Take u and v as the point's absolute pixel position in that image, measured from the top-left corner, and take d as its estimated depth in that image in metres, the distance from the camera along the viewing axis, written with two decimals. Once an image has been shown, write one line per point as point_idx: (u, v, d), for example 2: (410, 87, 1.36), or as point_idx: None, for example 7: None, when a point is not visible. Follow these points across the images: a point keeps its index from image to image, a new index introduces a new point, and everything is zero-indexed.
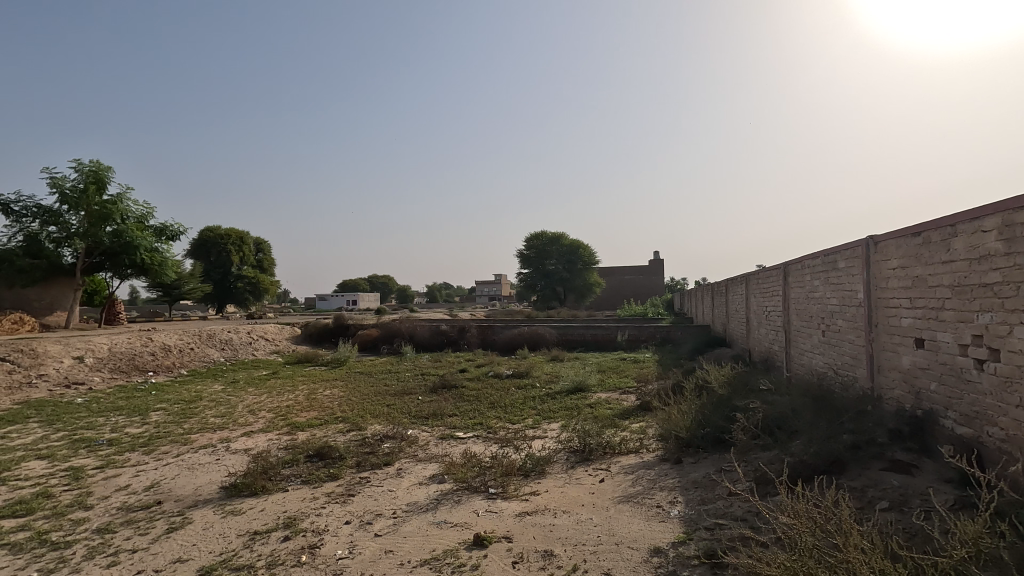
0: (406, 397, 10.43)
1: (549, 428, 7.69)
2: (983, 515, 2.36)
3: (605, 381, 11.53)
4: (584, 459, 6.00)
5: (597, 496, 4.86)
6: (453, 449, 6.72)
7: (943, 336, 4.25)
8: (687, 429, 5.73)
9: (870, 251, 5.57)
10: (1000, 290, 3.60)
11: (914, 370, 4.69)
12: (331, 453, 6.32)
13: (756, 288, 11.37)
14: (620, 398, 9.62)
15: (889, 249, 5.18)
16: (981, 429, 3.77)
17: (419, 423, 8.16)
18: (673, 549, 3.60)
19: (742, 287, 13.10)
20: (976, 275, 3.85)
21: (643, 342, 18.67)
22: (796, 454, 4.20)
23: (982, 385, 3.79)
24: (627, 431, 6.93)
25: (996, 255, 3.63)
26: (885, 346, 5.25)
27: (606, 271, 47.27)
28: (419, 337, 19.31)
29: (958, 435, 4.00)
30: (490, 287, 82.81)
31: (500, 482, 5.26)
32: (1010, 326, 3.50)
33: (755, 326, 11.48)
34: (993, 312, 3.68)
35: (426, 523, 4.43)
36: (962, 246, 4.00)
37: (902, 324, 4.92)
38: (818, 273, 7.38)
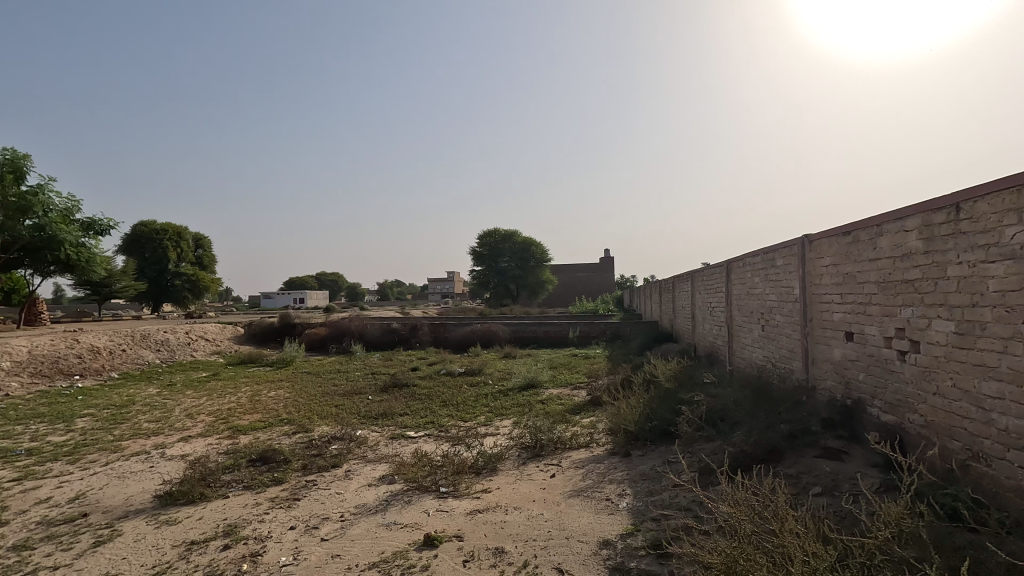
0: (355, 397, 10.18)
1: (501, 425, 7.71)
2: (903, 496, 2.49)
3: (556, 377, 11.66)
4: (535, 455, 6.06)
5: (548, 491, 4.92)
6: (404, 449, 6.63)
7: (870, 330, 4.51)
8: (635, 423, 5.89)
9: (806, 249, 5.83)
10: (920, 286, 3.83)
11: (844, 362, 4.97)
12: (275, 457, 6.11)
13: (701, 285, 11.72)
14: (571, 394, 9.75)
15: (822, 248, 5.45)
16: (902, 416, 4.03)
17: (369, 424, 7.99)
18: (621, 540, 3.67)
19: (688, 284, 13.46)
20: (900, 272, 4.09)
21: (594, 338, 19.01)
22: (737, 445, 4.41)
23: (904, 375, 4.04)
24: (578, 426, 7.03)
25: (917, 253, 3.86)
26: (818, 340, 5.53)
27: (559, 269, 47.78)
28: (369, 336, 18.89)
29: (883, 422, 4.27)
30: (443, 283, 82.06)
31: (451, 480, 5.23)
32: (929, 320, 3.73)
33: (700, 322, 11.85)
34: (914, 306, 3.92)
35: (375, 525, 4.34)
36: (888, 246, 4.25)
37: (834, 318, 5.19)
38: (757, 270, 7.69)
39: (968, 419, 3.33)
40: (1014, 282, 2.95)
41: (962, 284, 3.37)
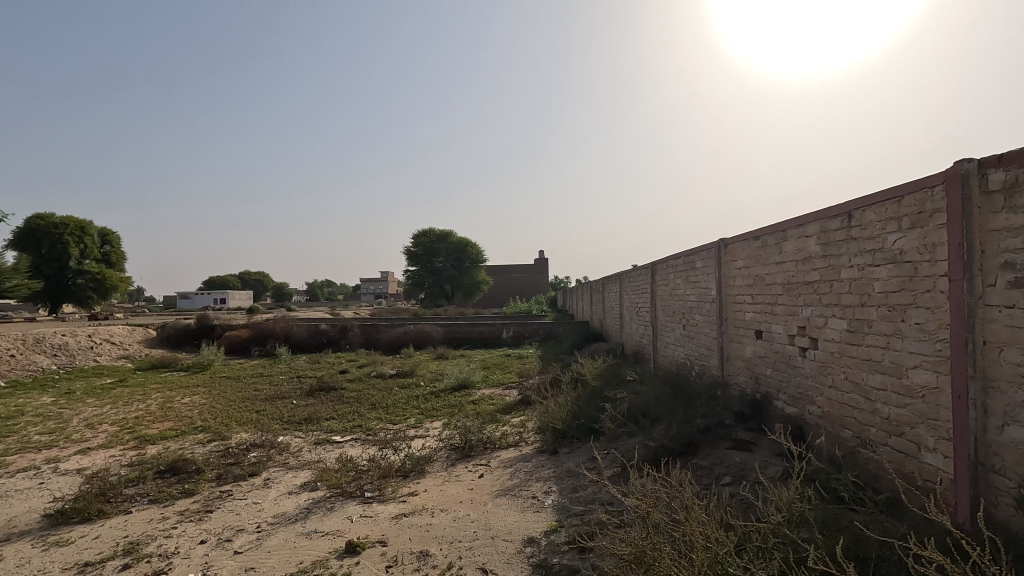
0: (278, 402, 9.73)
1: (431, 426, 7.62)
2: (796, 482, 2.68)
3: (489, 377, 11.68)
4: (464, 456, 6.04)
5: (476, 492, 4.91)
6: (329, 454, 6.41)
7: (776, 328, 4.83)
8: (563, 421, 6.00)
9: (722, 252, 6.17)
10: (819, 287, 4.14)
11: (755, 359, 5.29)
12: (186, 467, 5.73)
13: (629, 286, 12.12)
14: (503, 394, 9.80)
15: (736, 251, 5.78)
16: (804, 408, 4.35)
17: (292, 429, 7.67)
18: (545, 537, 3.73)
19: (617, 285, 13.87)
20: (801, 274, 4.41)
21: (527, 339, 19.20)
22: (656, 439, 4.61)
23: (805, 370, 4.36)
24: (508, 426, 7.07)
25: (816, 257, 4.17)
26: (732, 338, 5.86)
27: (494, 270, 47.90)
28: (296, 338, 18.11)
29: (787, 414, 4.59)
30: (376, 284, 80.18)
31: (377, 484, 5.11)
32: (826, 319, 4.04)
33: (627, 322, 12.24)
34: (813, 306, 4.23)
35: (294, 534, 4.16)
36: (791, 250, 4.56)
37: (745, 317, 5.52)
38: (679, 272, 8.06)
39: (857, 409, 3.64)
40: (895, 284, 3.25)
41: (853, 285, 3.67)
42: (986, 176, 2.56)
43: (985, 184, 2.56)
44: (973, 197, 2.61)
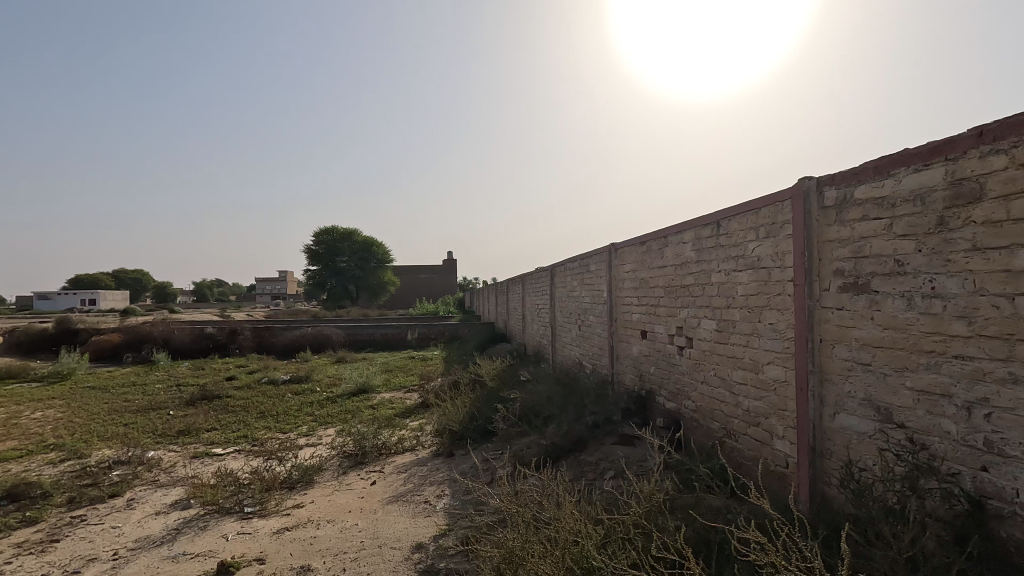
0: (151, 413, 8.84)
1: (324, 434, 7.29)
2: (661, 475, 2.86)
3: (390, 381, 11.39)
4: (357, 463, 5.83)
5: (366, 500, 4.76)
6: (207, 468, 5.92)
7: (658, 329, 5.13)
8: (459, 423, 5.98)
9: (612, 257, 6.47)
10: (693, 290, 4.46)
11: (640, 357, 5.59)
12: (28, 493, 5.03)
13: (530, 288, 12.36)
14: (403, 398, 9.60)
15: (625, 255, 6.08)
16: (680, 403, 4.67)
17: (165, 443, 7.00)
18: (433, 542, 3.68)
19: (520, 287, 14.10)
20: (679, 278, 4.72)
21: (432, 340, 19.00)
22: (547, 438, 4.72)
23: (681, 367, 4.67)
24: (405, 430, 6.93)
25: (691, 262, 4.49)
26: (620, 338, 6.17)
27: (400, 270, 46.88)
28: (176, 343, 16.56)
29: (667, 409, 4.90)
30: (272, 284, 75.51)
31: (259, 498, 4.80)
32: (699, 319, 4.36)
33: (529, 323, 12.49)
34: (688, 308, 4.55)
35: (158, 559, 3.79)
36: (671, 255, 4.87)
37: (632, 318, 5.82)
38: (575, 275, 8.35)
39: (723, 402, 3.96)
40: (754, 287, 3.57)
41: (721, 289, 3.99)
42: (823, 193, 2.88)
43: (822, 200, 2.89)
44: (813, 211, 2.94)
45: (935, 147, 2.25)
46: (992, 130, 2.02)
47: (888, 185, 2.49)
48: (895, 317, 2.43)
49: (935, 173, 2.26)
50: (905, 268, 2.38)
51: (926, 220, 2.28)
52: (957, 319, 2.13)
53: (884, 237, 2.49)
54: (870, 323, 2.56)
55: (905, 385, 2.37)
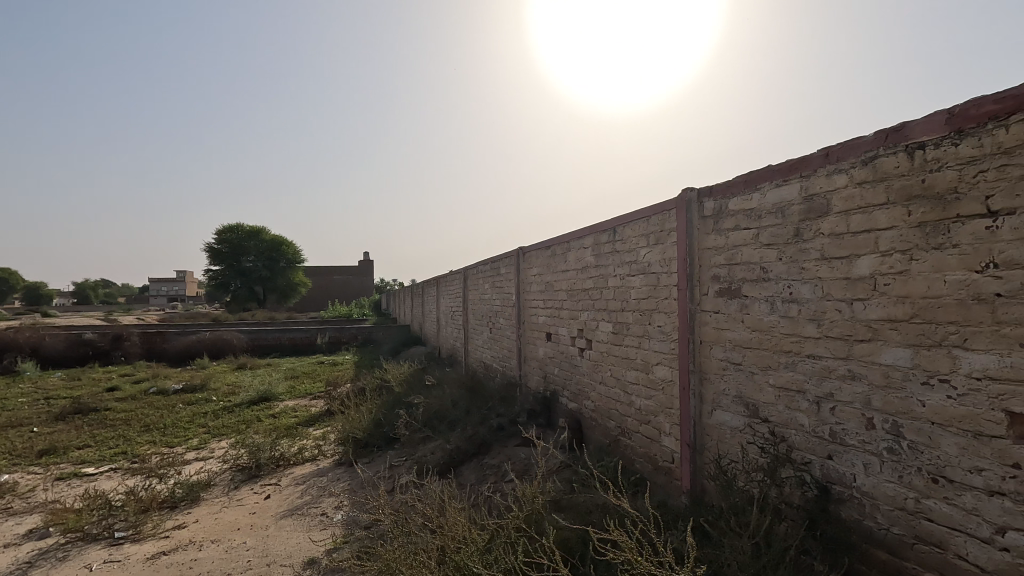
0: (9, 431, 7.82)
1: (216, 447, 6.80)
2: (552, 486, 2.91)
3: (295, 388, 10.85)
4: (251, 477, 5.49)
5: (258, 516, 4.48)
6: (74, 491, 5.32)
7: (562, 331, 5.26)
8: (363, 430, 5.80)
9: (520, 260, 6.56)
10: (593, 294, 4.61)
11: (545, 359, 5.70)
12: None
13: (444, 290, 12.27)
14: (308, 405, 9.17)
15: (532, 259, 6.18)
16: (581, 403, 4.81)
17: (24, 465, 6.21)
18: (326, 556, 3.53)
19: (434, 289, 13.95)
20: (580, 282, 4.87)
21: (344, 344, 18.33)
22: (452, 442, 4.69)
23: (582, 368, 4.81)
24: (306, 440, 6.61)
25: (591, 266, 4.64)
26: (527, 340, 6.26)
27: (312, 271, 44.86)
28: (47, 350, 14.79)
29: (569, 409, 5.03)
30: (168, 286, 69.60)
31: (133, 520, 4.38)
32: (597, 322, 4.51)
33: (443, 325, 12.38)
34: (588, 311, 4.70)
35: None
36: (574, 259, 5.01)
37: (538, 321, 5.93)
38: (486, 278, 8.39)
39: (619, 401, 4.12)
40: (645, 291, 3.74)
41: (617, 293, 4.15)
42: (703, 203, 3.07)
43: (702, 210, 3.08)
44: (694, 220, 3.13)
45: (794, 164, 2.45)
46: (838, 150, 2.22)
47: (755, 198, 2.69)
48: (761, 320, 2.62)
49: (793, 188, 2.46)
50: (769, 275, 2.58)
51: (785, 231, 2.48)
52: (809, 321, 2.34)
53: (752, 246, 2.69)
54: (740, 326, 2.76)
55: (768, 382, 2.57)
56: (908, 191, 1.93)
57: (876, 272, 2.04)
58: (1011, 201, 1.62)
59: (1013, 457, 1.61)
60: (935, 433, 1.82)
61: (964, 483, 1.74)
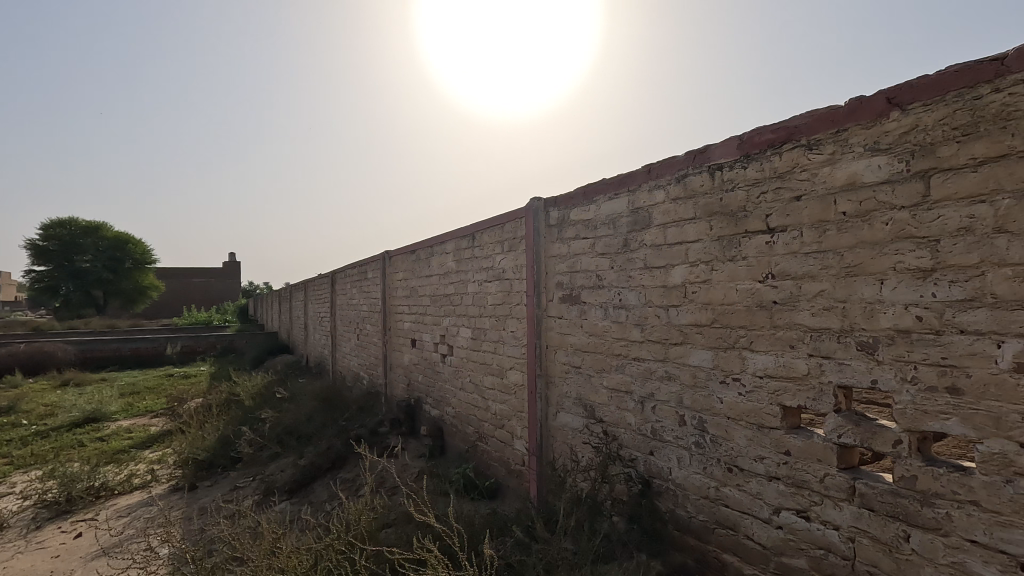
0: None
1: (19, 480, 5.75)
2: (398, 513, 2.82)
3: (132, 405, 9.58)
4: (60, 513, 4.71)
5: (62, 559, 3.84)
6: None
7: (426, 337, 5.17)
8: (206, 451, 5.25)
9: (386, 264, 6.37)
10: (453, 300, 4.58)
11: (410, 366, 5.58)
12: None
13: (312, 295, 11.59)
14: (146, 425, 8.14)
15: (397, 263, 6.03)
16: (443, 410, 4.75)
17: None
18: None
19: (302, 293, 13.13)
20: (442, 288, 4.83)
21: (199, 354, 16.59)
22: (304, 459, 4.39)
23: (444, 374, 4.77)
24: (138, 465, 5.84)
25: (452, 272, 4.61)
26: (393, 346, 6.08)
27: (165, 273, 40.18)
28: None
29: (432, 416, 4.96)
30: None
31: None
32: (458, 328, 4.49)
33: (311, 332, 11.68)
34: (449, 316, 4.66)
35: None
36: (436, 265, 4.96)
37: (403, 327, 5.79)
38: (354, 282, 8.05)
39: (477, 407, 4.13)
40: (500, 297, 3.79)
41: (475, 299, 4.16)
42: (548, 213, 3.17)
43: (548, 219, 3.18)
44: (541, 229, 3.22)
45: (623, 179, 2.61)
46: (657, 167, 2.39)
47: (592, 209, 2.83)
48: (597, 325, 2.75)
49: (622, 201, 2.62)
50: (603, 282, 2.72)
51: (616, 241, 2.63)
52: (634, 326, 2.50)
53: (589, 255, 2.82)
54: (580, 331, 2.88)
55: (602, 384, 2.71)
56: (710, 208, 2.12)
57: (686, 280, 2.22)
58: (784, 219, 1.83)
59: (785, 445, 1.83)
60: (730, 426, 2.02)
61: (751, 470, 1.95)
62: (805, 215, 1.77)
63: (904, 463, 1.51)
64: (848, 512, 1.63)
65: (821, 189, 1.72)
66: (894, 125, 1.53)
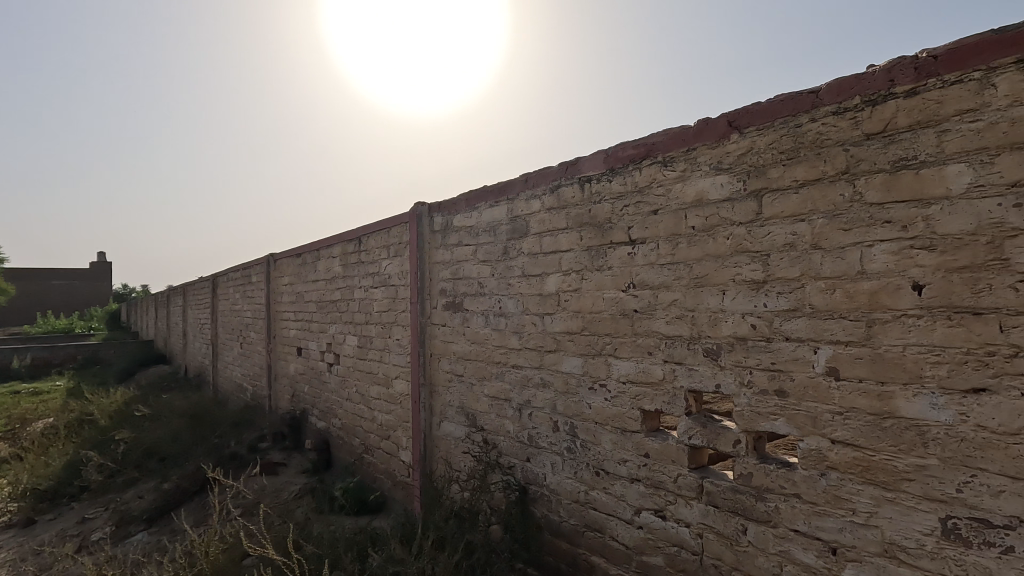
0: None
1: None
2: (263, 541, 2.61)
3: None
4: None
5: None
6: None
7: (312, 345, 4.90)
8: (49, 479, 4.61)
9: (270, 268, 5.97)
10: (340, 306, 4.38)
11: (295, 376, 5.26)
12: None
13: (192, 299, 10.63)
14: None
15: (282, 267, 5.68)
16: (329, 422, 4.52)
17: None
18: None
19: (181, 298, 11.99)
20: (329, 293, 4.60)
21: (55, 368, 14.59)
22: (168, 484, 3.99)
23: (330, 384, 4.54)
24: None
25: (338, 277, 4.41)
26: (278, 356, 5.71)
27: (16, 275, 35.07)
28: None
29: (317, 429, 4.70)
30: None
31: None
32: (344, 335, 4.30)
33: (191, 340, 10.69)
34: (336, 323, 4.45)
35: None
36: (323, 269, 4.72)
37: (289, 335, 5.45)
38: (237, 287, 7.48)
39: (363, 418, 3.97)
40: (385, 304, 3.67)
41: (361, 305, 4.00)
42: (432, 218, 3.11)
43: (432, 225, 3.12)
44: (426, 235, 3.16)
45: (502, 187, 2.61)
46: (533, 177, 2.42)
47: (474, 216, 2.81)
48: (478, 332, 2.74)
49: (502, 209, 2.62)
50: (484, 289, 2.71)
51: (496, 249, 2.63)
52: (513, 334, 2.51)
53: (471, 262, 2.80)
54: (462, 338, 2.85)
55: (483, 392, 2.69)
56: (580, 219, 2.17)
57: (559, 289, 2.26)
58: (643, 232, 1.92)
59: (645, 447, 1.91)
60: (598, 431, 2.08)
61: (616, 473, 2.01)
62: (660, 228, 1.86)
63: (742, 461, 1.62)
64: (697, 509, 1.73)
65: (674, 205, 1.82)
66: (733, 146, 1.65)
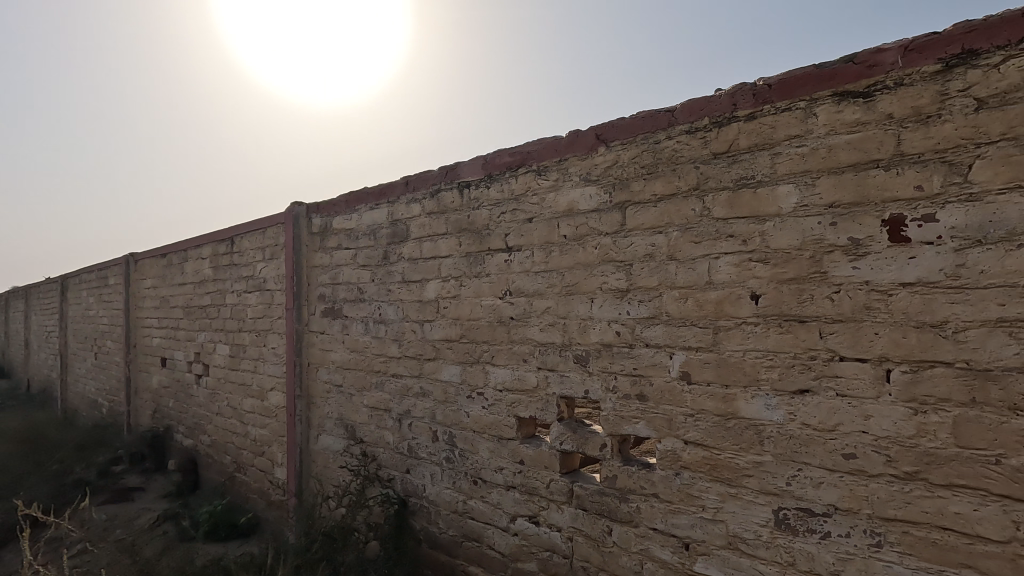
0: None
1: None
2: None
3: None
4: None
5: None
6: None
7: (178, 355, 4.44)
8: None
9: (130, 269, 5.35)
10: (210, 312, 4.01)
11: (158, 389, 4.74)
12: None
13: (36, 304, 9.27)
14: None
15: (144, 268, 5.11)
16: (197, 438, 4.12)
17: None
18: None
19: (22, 302, 10.43)
20: (197, 298, 4.20)
21: None
22: None
23: (198, 398, 4.14)
24: None
25: (208, 280, 4.04)
26: (138, 367, 5.12)
27: None
28: None
29: (183, 447, 4.27)
30: None
31: None
32: (214, 344, 3.94)
33: (34, 350, 9.32)
34: (205, 331, 4.07)
35: None
36: (191, 272, 4.30)
37: (151, 343, 4.91)
38: (91, 290, 6.62)
39: (234, 433, 3.66)
40: (260, 310, 3.41)
41: (234, 311, 3.69)
42: (310, 219, 2.94)
43: (310, 226, 2.95)
44: (302, 237, 2.97)
45: (382, 189, 2.51)
46: (414, 180, 2.35)
47: (354, 218, 2.68)
48: (357, 340, 2.62)
49: (382, 212, 2.52)
50: (364, 296, 2.59)
51: (376, 253, 2.53)
52: (392, 342, 2.42)
53: (350, 267, 2.67)
54: (340, 346, 2.71)
55: (362, 403, 2.58)
56: (459, 224, 2.14)
57: (438, 295, 2.21)
58: (519, 239, 1.92)
59: (520, 454, 1.91)
60: (475, 439, 2.05)
61: (493, 481, 2.00)
62: (535, 237, 1.88)
63: (608, 464, 1.67)
64: (568, 513, 1.76)
65: (548, 214, 1.84)
66: (601, 159, 1.70)
